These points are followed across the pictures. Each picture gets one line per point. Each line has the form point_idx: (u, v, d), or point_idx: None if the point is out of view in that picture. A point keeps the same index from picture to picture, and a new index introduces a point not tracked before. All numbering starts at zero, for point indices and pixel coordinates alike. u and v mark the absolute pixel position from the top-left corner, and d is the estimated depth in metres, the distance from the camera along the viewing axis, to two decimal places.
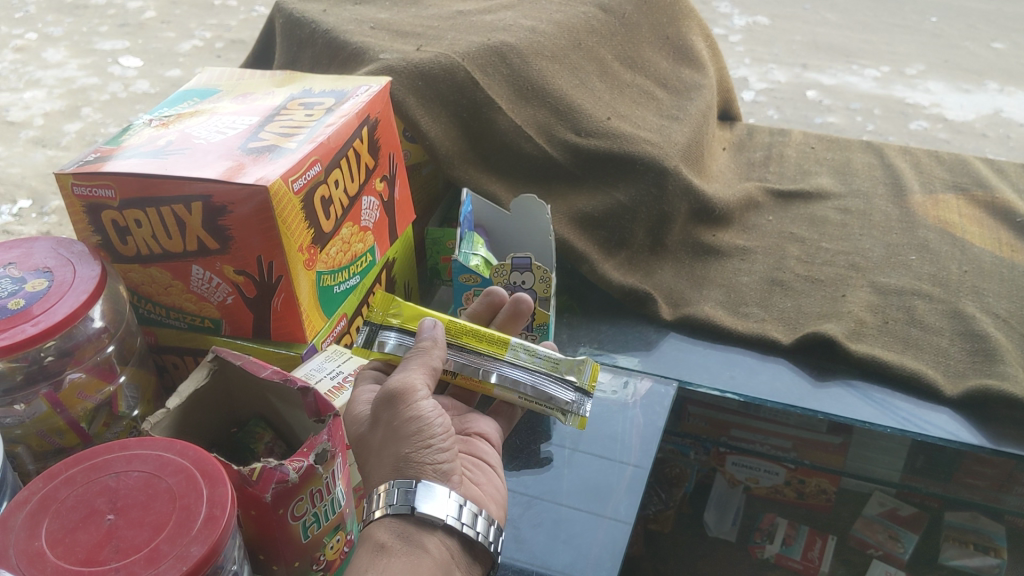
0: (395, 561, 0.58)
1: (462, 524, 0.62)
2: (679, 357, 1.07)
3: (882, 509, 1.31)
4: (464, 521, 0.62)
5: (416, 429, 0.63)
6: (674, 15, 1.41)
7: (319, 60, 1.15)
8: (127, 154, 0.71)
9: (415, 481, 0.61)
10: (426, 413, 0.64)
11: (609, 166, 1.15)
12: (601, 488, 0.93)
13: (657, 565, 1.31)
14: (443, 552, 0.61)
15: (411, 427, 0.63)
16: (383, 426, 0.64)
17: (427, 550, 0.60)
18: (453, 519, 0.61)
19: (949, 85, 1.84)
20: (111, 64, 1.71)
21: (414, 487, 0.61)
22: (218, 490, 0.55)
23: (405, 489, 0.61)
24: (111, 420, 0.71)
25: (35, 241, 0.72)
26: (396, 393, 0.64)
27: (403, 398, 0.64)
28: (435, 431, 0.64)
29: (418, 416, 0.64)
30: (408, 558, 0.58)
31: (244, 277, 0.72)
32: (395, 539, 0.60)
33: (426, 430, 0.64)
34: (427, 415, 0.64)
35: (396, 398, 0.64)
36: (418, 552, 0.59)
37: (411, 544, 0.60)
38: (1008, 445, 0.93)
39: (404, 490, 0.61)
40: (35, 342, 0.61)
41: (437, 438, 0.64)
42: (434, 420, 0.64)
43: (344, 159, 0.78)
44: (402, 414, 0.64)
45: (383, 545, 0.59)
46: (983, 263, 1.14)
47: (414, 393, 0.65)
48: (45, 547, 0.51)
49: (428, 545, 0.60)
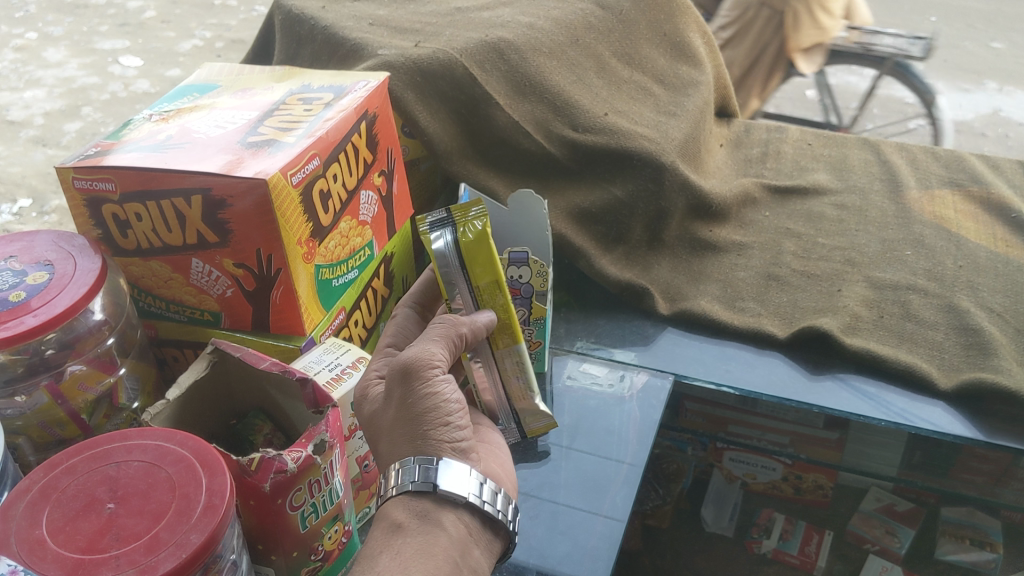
0: (410, 541, 0.59)
1: (483, 501, 0.62)
2: (676, 351, 1.08)
3: (878, 505, 1.32)
4: (484, 498, 0.63)
5: (433, 408, 0.64)
6: (672, 12, 1.41)
7: (319, 57, 1.15)
8: (127, 149, 0.72)
9: (435, 459, 0.62)
10: (443, 392, 0.64)
11: (607, 162, 1.16)
12: (599, 481, 0.94)
13: (656, 560, 1.33)
14: (461, 530, 0.61)
15: (428, 404, 0.64)
16: (398, 403, 0.64)
17: (444, 528, 0.60)
18: (474, 496, 0.62)
19: (948, 84, 1.85)
20: (112, 63, 1.72)
21: (434, 464, 0.62)
22: (217, 479, 0.56)
23: (425, 465, 0.62)
24: (111, 412, 0.72)
25: (35, 235, 0.73)
26: (412, 368, 0.64)
27: (419, 374, 0.64)
28: (452, 409, 0.65)
29: (435, 393, 0.64)
30: (424, 538, 0.59)
31: (243, 271, 0.73)
32: (412, 518, 0.61)
33: (443, 408, 0.64)
34: (444, 391, 0.64)
35: (414, 376, 0.64)
36: (435, 530, 0.60)
37: (428, 522, 0.61)
38: (1002, 438, 0.94)
39: (424, 466, 0.62)
40: (36, 334, 0.62)
41: (454, 416, 0.65)
42: (450, 397, 0.65)
43: (343, 153, 0.79)
44: (418, 390, 0.64)
45: (399, 524, 0.61)
46: (979, 258, 1.15)
47: (429, 368, 0.64)
48: (46, 536, 0.51)
49: (446, 522, 0.61)
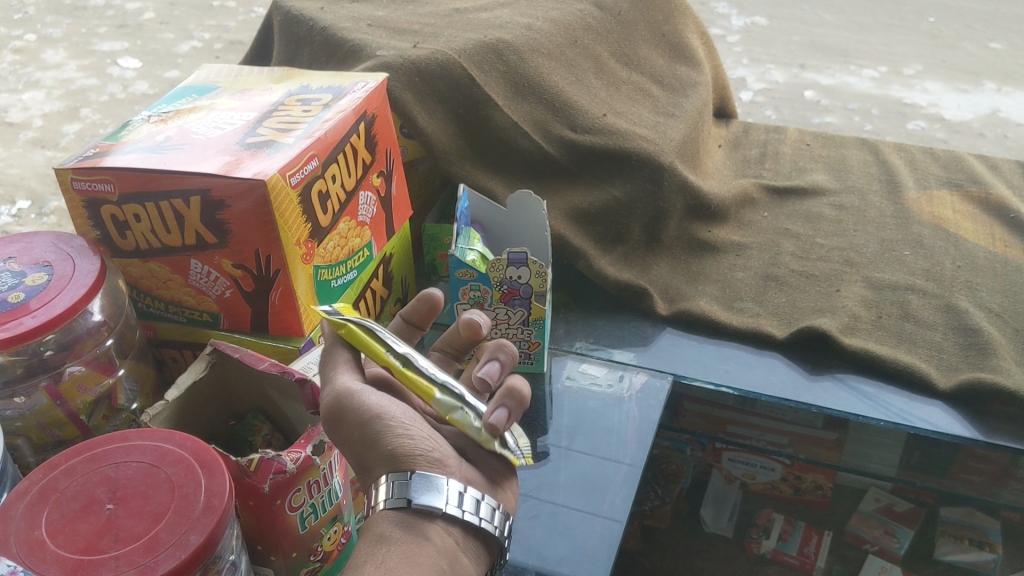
0: (395, 551, 0.56)
1: (464, 511, 0.59)
2: (675, 351, 1.08)
3: (877, 505, 1.33)
4: (465, 508, 0.60)
5: (380, 427, 0.62)
6: (671, 13, 1.41)
7: (318, 57, 1.15)
8: (126, 150, 0.72)
9: (410, 473, 0.59)
10: (377, 408, 0.62)
11: (605, 164, 1.16)
12: (598, 483, 0.94)
13: (654, 562, 1.32)
14: (446, 540, 0.59)
15: (375, 427, 0.62)
16: (347, 438, 0.63)
17: (428, 539, 0.58)
18: (453, 507, 0.59)
19: (946, 86, 1.85)
20: (110, 65, 1.71)
21: (408, 479, 0.59)
22: (216, 480, 0.56)
23: (400, 481, 0.59)
24: (110, 413, 0.72)
25: (34, 236, 0.73)
26: (339, 402, 0.63)
27: (347, 405, 0.63)
28: (401, 421, 0.62)
29: (374, 412, 0.62)
30: (408, 548, 0.57)
31: (242, 271, 0.73)
32: (396, 529, 0.58)
33: (392, 423, 0.62)
34: (381, 409, 0.62)
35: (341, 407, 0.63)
36: (419, 541, 0.57)
37: (412, 532, 0.58)
38: (1001, 438, 0.94)
39: (399, 483, 0.59)
40: (34, 335, 0.62)
41: (410, 426, 0.62)
42: (394, 411, 0.63)
43: (342, 154, 0.79)
44: (354, 419, 0.62)
45: (383, 535, 0.58)
46: (977, 258, 1.15)
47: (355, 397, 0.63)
48: (45, 536, 0.51)
49: (430, 533, 0.58)
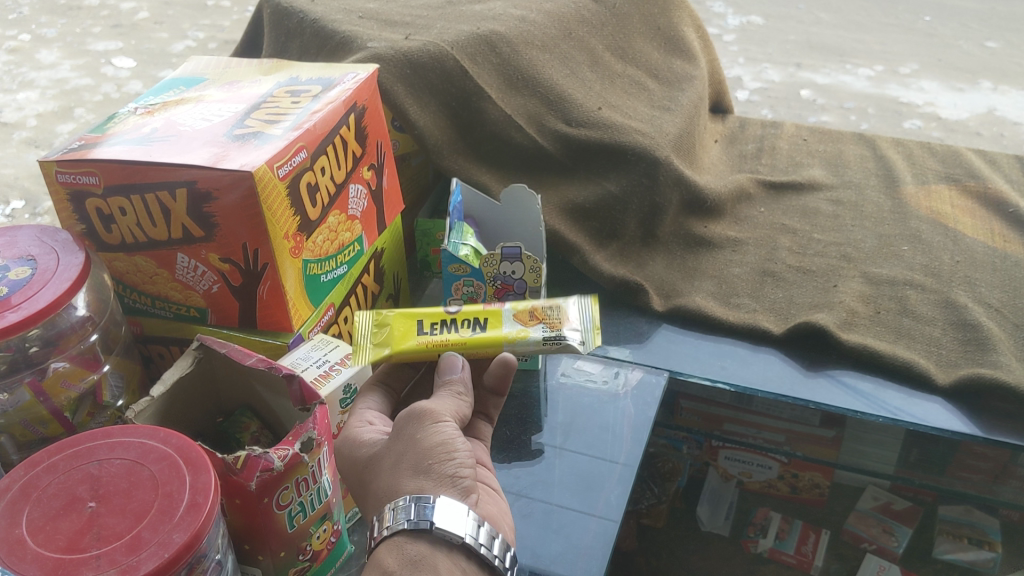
0: None
1: (480, 544, 0.58)
2: (670, 348, 1.06)
3: (875, 504, 1.31)
4: (482, 541, 0.58)
5: (440, 442, 0.61)
6: (666, 6, 1.40)
7: (308, 49, 1.14)
8: (111, 142, 0.71)
9: (432, 496, 0.58)
10: (452, 431, 0.62)
11: (600, 158, 1.15)
12: (593, 481, 0.93)
13: (650, 560, 1.30)
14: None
15: (436, 440, 0.61)
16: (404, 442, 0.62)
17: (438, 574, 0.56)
18: (471, 538, 0.58)
19: (942, 84, 1.84)
20: (104, 65, 1.69)
21: (430, 501, 0.58)
22: (201, 477, 0.54)
23: (421, 503, 0.58)
24: (95, 410, 0.70)
25: (18, 229, 0.71)
26: (424, 413, 0.62)
27: (431, 416, 0.62)
28: (459, 446, 0.61)
29: (445, 431, 0.62)
30: None
31: (230, 266, 0.71)
32: (403, 566, 0.56)
33: (451, 444, 0.61)
34: (453, 433, 0.62)
35: (422, 415, 0.62)
36: None
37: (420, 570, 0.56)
38: (1001, 434, 0.93)
39: (421, 504, 0.58)
40: (17, 330, 0.60)
41: (460, 451, 0.61)
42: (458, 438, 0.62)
43: (331, 146, 0.77)
44: (427, 430, 0.62)
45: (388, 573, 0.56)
46: (976, 253, 1.14)
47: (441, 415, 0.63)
48: (25, 535, 0.50)
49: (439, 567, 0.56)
